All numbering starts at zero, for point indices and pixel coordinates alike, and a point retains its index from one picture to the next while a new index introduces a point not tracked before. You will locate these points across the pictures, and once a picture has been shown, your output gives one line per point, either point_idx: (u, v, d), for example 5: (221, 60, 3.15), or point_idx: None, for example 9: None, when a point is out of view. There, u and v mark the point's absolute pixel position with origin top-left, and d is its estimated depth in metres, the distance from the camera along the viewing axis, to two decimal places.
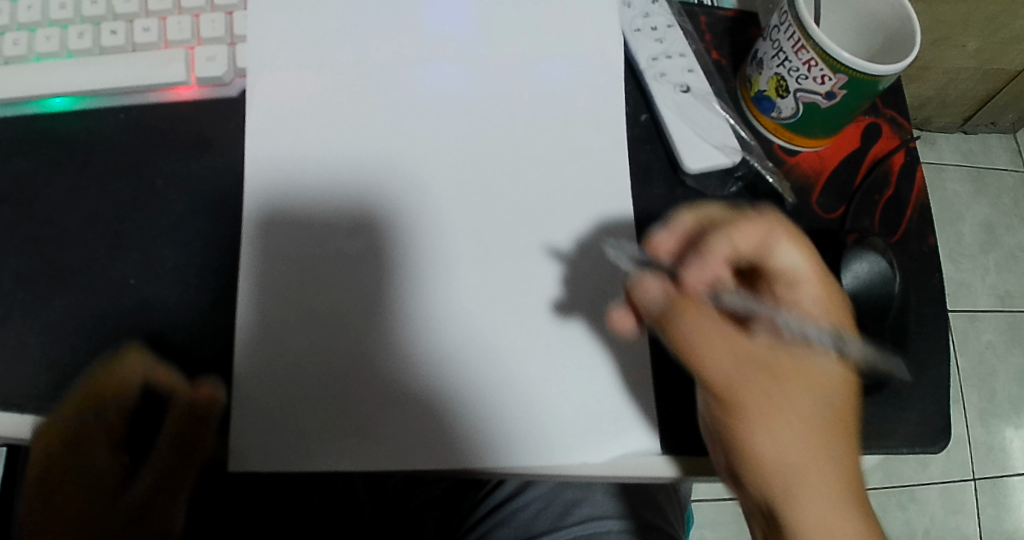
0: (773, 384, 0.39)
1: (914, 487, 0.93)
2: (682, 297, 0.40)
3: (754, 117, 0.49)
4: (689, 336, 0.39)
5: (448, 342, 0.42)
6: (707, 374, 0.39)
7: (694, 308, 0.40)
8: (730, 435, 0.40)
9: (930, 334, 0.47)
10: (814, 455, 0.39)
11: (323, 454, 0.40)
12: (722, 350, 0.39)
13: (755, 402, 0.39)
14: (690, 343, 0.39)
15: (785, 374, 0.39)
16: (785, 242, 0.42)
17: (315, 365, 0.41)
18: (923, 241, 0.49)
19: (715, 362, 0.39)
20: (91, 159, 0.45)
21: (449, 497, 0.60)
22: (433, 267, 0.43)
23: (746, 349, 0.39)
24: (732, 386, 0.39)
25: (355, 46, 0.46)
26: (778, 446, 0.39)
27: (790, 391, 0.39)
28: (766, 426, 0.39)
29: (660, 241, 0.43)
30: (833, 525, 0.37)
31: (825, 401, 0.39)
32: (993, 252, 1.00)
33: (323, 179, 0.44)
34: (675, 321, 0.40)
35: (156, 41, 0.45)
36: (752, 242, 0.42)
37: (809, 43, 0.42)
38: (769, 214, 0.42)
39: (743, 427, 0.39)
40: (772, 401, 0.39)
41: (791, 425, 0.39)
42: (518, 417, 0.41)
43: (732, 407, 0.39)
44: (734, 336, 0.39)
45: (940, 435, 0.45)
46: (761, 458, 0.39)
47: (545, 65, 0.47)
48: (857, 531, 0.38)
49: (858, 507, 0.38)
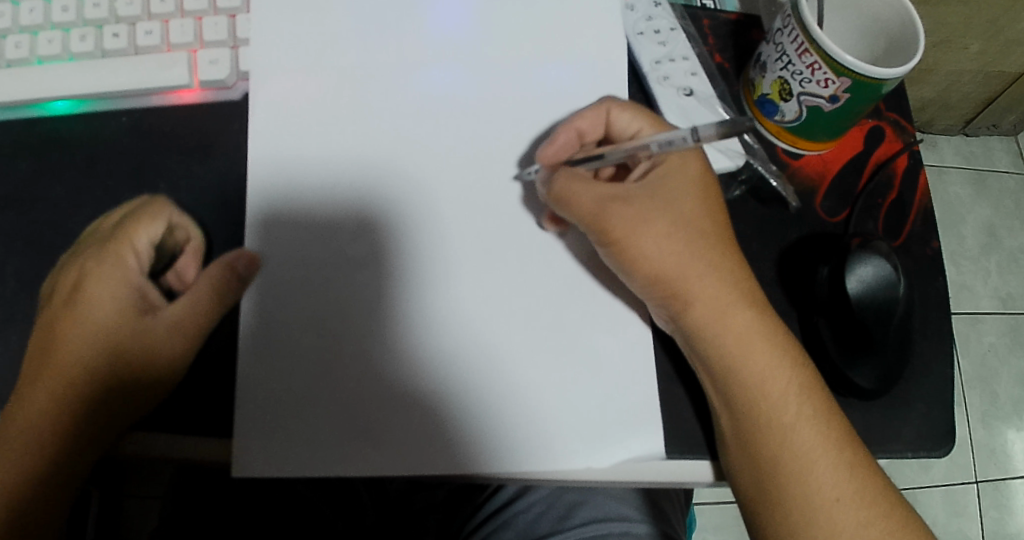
0: (717, 275, 0.42)
1: (916, 490, 0.93)
2: (570, 178, 0.42)
3: (758, 121, 0.49)
4: (631, 236, 0.41)
5: (452, 345, 0.42)
6: (650, 279, 0.41)
7: (601, 207, 0.42)
8: (716, 361, 0.41)
9: (934, 337, 0.47)
10: (791, 377, 0.41)
11: (327, 458, 0.40)
12: (667, 256, 0.41)
13: (717, 321, 0.41)
14: (605, 214, 0.42)
15: (723, 266, 0.42)
16: (653, 125, 0.44)
17: (319, 369, 0.41)
18: (927, 244, 0.49)
19: (663, 264, 0.41)
20: (93, 163, 0.45)
21: (452, 501, 0.59)
22: (437, 270, 0.43)
23: (681, 242, 0.42)
24: (695, 307, 0.41)
25: (356, 49, 0.46)
26: (759, 373, 0.41)
27: (734, 300, 0.41)
28: (745, 357, 0.41)
29: (561, 138, 0.44)
30: (816, 443, 0.40)
31: (779, 328, 0.42)
32: (995, 254, 1.00)
33: (325, 182, 0.44)
34: (568, 198, 0.42)
35: (159, 44, 0.45)
36: (628, 130, 0.45)
37: (813, 46, 0.42)
38: (633, 103, 0.45)
39: (719, 353, 0.41)
40: (731, 311, 0.41)
41: (767, 351, 0.41)
42: (523, 420, 0.41)
43: (703, 335, 0.41)
44: (670, 232, 0.42)
45: (946, 439, 0.45)
46: (738, 375, 0.41)
47: (547, 68, 0.47)
48: (840, 448, 0.40)
49: (842, 430, 0.41)
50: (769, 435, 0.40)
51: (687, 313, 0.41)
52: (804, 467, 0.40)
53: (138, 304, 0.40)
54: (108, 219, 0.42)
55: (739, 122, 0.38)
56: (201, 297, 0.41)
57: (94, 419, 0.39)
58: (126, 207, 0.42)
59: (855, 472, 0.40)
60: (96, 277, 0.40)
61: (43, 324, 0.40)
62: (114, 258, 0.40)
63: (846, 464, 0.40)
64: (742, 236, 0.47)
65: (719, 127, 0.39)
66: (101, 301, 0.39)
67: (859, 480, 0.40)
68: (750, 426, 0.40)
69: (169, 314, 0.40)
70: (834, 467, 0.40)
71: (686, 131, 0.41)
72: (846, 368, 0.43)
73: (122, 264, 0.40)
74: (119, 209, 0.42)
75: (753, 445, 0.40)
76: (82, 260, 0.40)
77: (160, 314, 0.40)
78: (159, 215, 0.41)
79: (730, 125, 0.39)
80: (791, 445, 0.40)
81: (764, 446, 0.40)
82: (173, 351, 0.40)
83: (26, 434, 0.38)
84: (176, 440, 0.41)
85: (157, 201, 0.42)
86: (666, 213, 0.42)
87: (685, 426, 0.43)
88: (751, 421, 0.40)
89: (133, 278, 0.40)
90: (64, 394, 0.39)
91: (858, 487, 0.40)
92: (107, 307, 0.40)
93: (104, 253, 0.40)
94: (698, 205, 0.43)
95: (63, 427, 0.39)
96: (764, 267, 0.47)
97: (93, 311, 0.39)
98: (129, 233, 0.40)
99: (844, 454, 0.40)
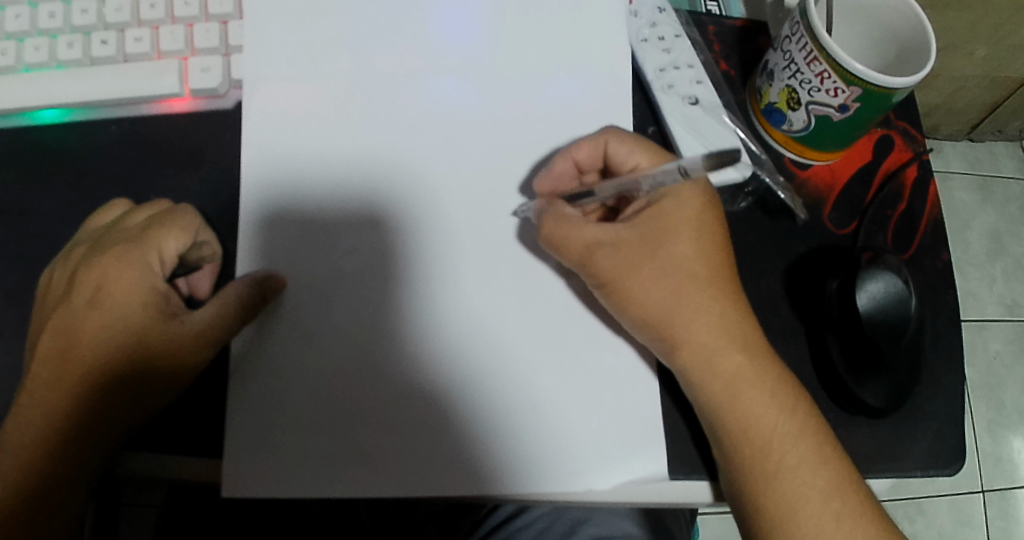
0: (708, 315, 0.41)
1: (923, 499, 0.92)
2: (562, 217, 0.41)
3: (765, 130, 0.48)
4: (622, 280, 0.41)
5: (451, 363, 0.41)
6: (641, 321, 0.40)
7: (592, 248, 0.41)
8: (707, 405, 0.40)
9: (944, 354, 0.46)
10: (780, 425, 0.40)
11: (321, 479, 0.39)
12: (656, 301, 0.41)
13: (708, 362, 0.40)
14: (597, 259, 0.41)
15: (715, 306, 0.41)
16: (653, 160, 0.43)
17: (312, 387, 0.40)
18: (937, 257, 0.48)
19: (654, 309, 0.40)
20: (82, 173, 0.44)
21: (451, 513, 0.57)
22: (436, 284, 0.42)
23: (671, 285, 0.41)
24: (685, 350, 0.40)
25: (351, 56, 0.45)
26: (750, 417, 0.40)
27: (726, 343, 0.40)
28: (736, 402, 0.40)
29: (559, 168, 0.43)
30: (805, 491, 0.39)
31: (774, 371, 0.41)
32: (1001, 261, 0.98)
33: (318, 192, 0.43)
34: (558, 240, 0.41)
35: (149, 51, 0.44)
36: (627, 164, 0.43)
37: (822, 54, 0.41)
38: (631, 135, 0.43)
39: (712, 394, 0.40)
40: (722, 354, 0.40)
41: (761, 391, 0.40)
42: (524, 440, 0.40)
43: (697, 374, 0.40)
44: (662, 273, 0.41)
45: (955, 457, 0.44)
46: (728, 420, 0.40)
47: (548, 76, 0.46)
48: (826, 499, 0.39)
49: (834, 478, 0.39)
50: (755, 482, 0.39)
51: (677, 356, 0.40)
52: (789, 516, 0.39)
53: (157, 312, 0.38)
54: (134, 216, 0.41)
55: (723, 152, 0.33)
56: (228, 308, 0.39)
57: (97, 425, 0.38)
58: (151, 211, 0.41)
59: (843, 523, 0.39)
60: (119, 278, 0.38)
61: (60, 321, 0.38)
62: (138, 261, 0.39)
63: (833, 515, 0.39)
64: (747, 249, 0.46)
65: (704, 158, 0.34)
66: (120, 308, 0.38)
67: (848, 531, 0.39)
68: (737, 471, 0.39)
69: (197, 321, 0.38)
70: (819, 518, 0.39)
71: (673, 168, 0.38)
72: (854, 386, 0.42)
73: (146, 268, 0.39)
74: (141, 211, 0.41)
75: (739, 491, 0.39)
76: (102, 260, 0.39)
77: (186, 320, 0.39)
78: (188, 225, 0.40)
79: (715, 156, 0.34)
80: (778, 492, 0.39)
81: (751, 491, 0.39)
82: (191, 367, 0.39)
83: (27, 431, 0.38)
84: (166, 460, 0.39)
85: (184, 209, 0.40)
86: (656, 255, 0.41)
87: (689, 445, 0.42)
88: (737, 469, 0.39)
89: (157, 283, 0.39)
90: (76, 400, 0.38)
91: (846, 537, 0.39)
92: (125, 314, 0.38)
93: (128, 255, 0.39)
94: (693, 243, 0.42)
95: (60, 429, 0.37)
96: (770, 281, 0.45)
97: (115, 312, 0.38)
98: (158, 240, 0.39)
99: (830, 505, 0.39)
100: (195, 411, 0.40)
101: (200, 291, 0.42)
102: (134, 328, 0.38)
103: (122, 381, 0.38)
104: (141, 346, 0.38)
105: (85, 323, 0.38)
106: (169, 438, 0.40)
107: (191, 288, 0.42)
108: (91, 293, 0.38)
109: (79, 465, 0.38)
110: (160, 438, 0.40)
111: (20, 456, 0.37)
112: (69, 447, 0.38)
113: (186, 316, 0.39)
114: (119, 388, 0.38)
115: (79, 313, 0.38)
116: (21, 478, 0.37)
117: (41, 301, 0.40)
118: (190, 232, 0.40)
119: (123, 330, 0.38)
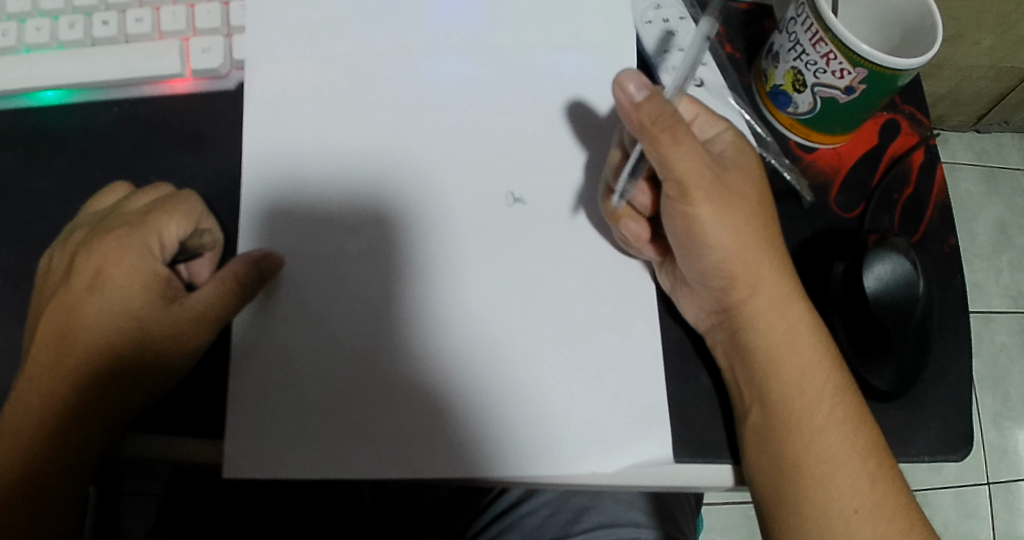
0: (773, 267, 0.41)
1: (929, 491, 0.91)
2: (678, 128, 0.36)
3: (770, 113, 0.47)
4: (702, 209, 0.40)
5: (470, 336, 0.40)
6: (706, 262, 0.41)
7: (698, 169, 0.39)
8: (749, 360, 0.40)
9: (951, 338, 0.45)
10: (833, 379, 0.40)
11: (349, 447, 0.39)
12: (737, 236, 0.40)
13: (773, 309, 0.41)
14: (695, 179, 0.39)
15: (776, 254, 0.41)
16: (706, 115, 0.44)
17: (351, 350, 0.40)
18: (944, 241, 0.47)
19: (720, 252, 0.40)
20: (84, 155, 0.44)
21: (456, 500, 0.57)
22: (446, 263, 0.41)
23: (748, 220, 0.41)
24: (748, 296, 0.41)
25: (350, 40, 0.45)
26: (784, 383, 0.40)
27: (789, 289, 0.41)
28: (775, 364, 0.40)
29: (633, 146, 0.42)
30: (846, 448, 0.39)
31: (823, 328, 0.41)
32: (1007, 253, 0.98)
33: (323, 173, 0.43)
34: (668, 155, 0.38)
35: (150, 32, 0.44)
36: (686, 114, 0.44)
37: (827, 35, 0.40)
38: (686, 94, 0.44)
39: (761, 345, 0.40)
40: (786, 299, 0.41)
41: (808, 347, 0.40)
42: (528, 423, 0.40)
43: (746, 332, 0.41)
44: (746, 209, 0.41)
45: (964, 442, 0.43)
46: (766, 379, 0.40)
47: (551, 58, 0.46)
48: (864, 458, 0.39)
49: (871, 439, 0.39)
50: (795, 436, 0.39)
51: (734, 302, 0.41)
52: (830, 476, 0.39)
53: (156, 297, 0.38)
54: (133, 201, 0.40)
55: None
56: (227, 290, 0.39)
57: (93, 411, 0.37)
58: (153, 196, 0.41)
59: (877, 485, 0.39)
60: (117, 263, 0.38)
61: (57, 305, 0.38)
62: (138, 245, 0.39)
63: (868, 476, 0.39)
64: None
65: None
66: (118, 295, 0.38)
67: (881, 494, 0.39)
68: (784, 427, 0.39)
69: (195, 303, 0.38)
70: (856, 477, 0.39)
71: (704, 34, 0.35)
72: (863, 370, 0.42)
73: (145, 252, 0.39)
74: (141, 195, 0.41)
75: (763, 456, 0.39)
76: (101, 243, 0.39)
77: (185, 303, 0.39)
78: (189, 212, 0.40)
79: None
80: (818, 448, 0.39)
81: (790, 447, 0.39)
82: (187, 350, 0.39)
83: (22, 418, 0.37)
84: (161, 444, 0.39)
85: (186, 195, 0.40)
86: (737, 192, 0.41)
87: (693, 429, 0.42)
88: (779, 422, 0.39)
89: (157, 268, 0.39)
90: (72, 387, 0.37)
91: (879, 499, 0.39)
92: (123, 300, 0.38)
93: (127, 239, 0.38)
94: (757, 190, 0.42)
95: (53, 415, 0.37)
96: None
97: (114, 296, 0.38)
98: (157, 226, 0.39)
99: (867, 464, 0.39)
100: (195, 395, 0.40)
101: (200, 278, 0.42)
102: (130, 314, 0.38)
103: (119, 367, 0.38)
104: (137, 333, 0.38)
105: (83, 310, 0.38)
106: (171, 420, 0.40)
107: (191, 275, 0.41)
108: (89, 282, 0.38)
109: (74, 450, 0.37)
110: (161, 422, 0.40)
111: (14, 441, 0.37)
112: (67, 429, 0.37)
113: (185, 299, 0.39)
114: (118, 371, 0.38)
115: (77, 300, 0.38)
116: (22, 462, 0.37)
117: (41, 286, 0.40)
118: (191, 220, 0.40)
119: (119, 316, 0.38)
